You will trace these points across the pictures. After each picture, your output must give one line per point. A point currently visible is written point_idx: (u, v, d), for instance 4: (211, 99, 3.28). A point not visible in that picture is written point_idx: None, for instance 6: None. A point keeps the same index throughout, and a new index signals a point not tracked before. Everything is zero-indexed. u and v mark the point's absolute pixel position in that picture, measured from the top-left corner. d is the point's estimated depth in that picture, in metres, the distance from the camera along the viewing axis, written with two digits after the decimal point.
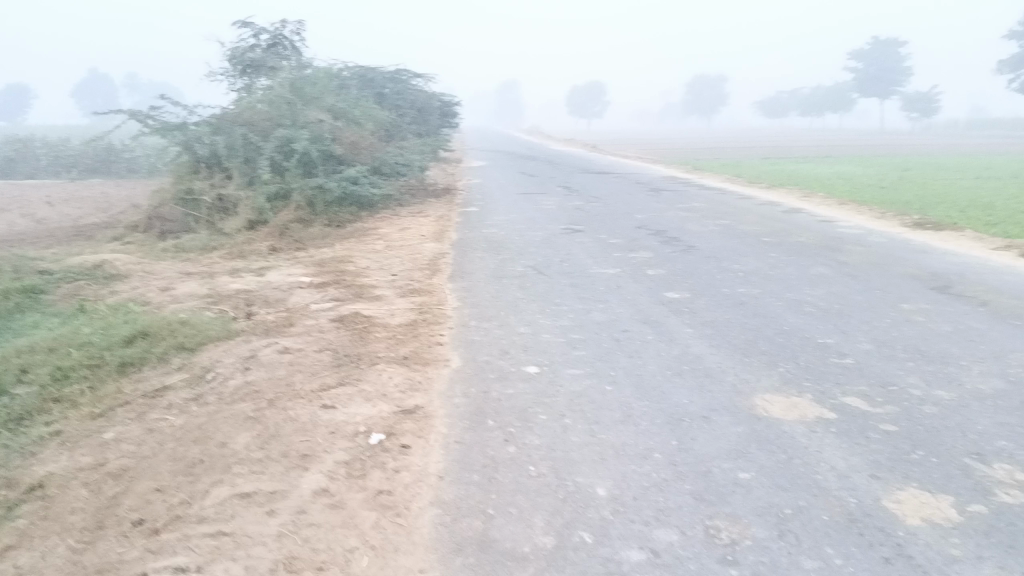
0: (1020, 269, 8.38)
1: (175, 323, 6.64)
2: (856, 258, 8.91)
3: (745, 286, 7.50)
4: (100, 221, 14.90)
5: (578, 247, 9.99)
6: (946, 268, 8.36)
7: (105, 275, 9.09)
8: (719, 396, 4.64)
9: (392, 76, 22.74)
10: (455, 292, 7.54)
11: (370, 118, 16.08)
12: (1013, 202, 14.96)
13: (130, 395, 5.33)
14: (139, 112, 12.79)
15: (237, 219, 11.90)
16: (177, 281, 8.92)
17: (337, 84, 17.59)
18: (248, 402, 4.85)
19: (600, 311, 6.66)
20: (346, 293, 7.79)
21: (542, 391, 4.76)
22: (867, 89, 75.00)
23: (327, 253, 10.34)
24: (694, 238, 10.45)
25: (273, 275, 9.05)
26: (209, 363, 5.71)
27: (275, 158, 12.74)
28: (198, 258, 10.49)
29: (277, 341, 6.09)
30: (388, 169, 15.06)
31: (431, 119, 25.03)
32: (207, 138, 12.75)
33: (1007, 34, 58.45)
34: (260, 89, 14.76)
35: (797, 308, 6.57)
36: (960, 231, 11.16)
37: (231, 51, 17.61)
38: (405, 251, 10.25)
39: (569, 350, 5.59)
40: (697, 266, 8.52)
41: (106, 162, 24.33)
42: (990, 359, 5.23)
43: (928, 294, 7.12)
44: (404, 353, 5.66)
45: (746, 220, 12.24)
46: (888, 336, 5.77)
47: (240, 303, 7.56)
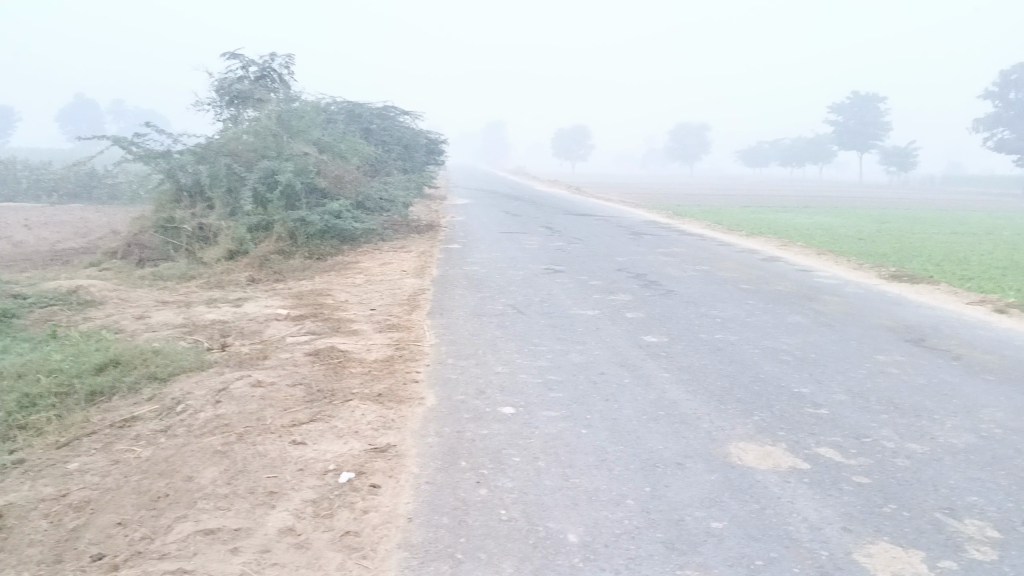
0: (993, 324, 8.49)
1: (147, 352, 6.56)
2: (832, 308, 9.00)
3: (723, 332, 7.53)
4: (78, 246, 14.76)
5: (558, 288, 10.01)
6: (920, 321, 8.44)
7: (80, 301, 8.99)
8: (694, 442, 4.63)
9: (379, 113, 22.93)
10: (433, 329, 7.51)
11: (355, 152, 16.15)
12: (988, 257, 15.20)
13: (97, 425, 5.24)
14: (122, 138, 12.76)
15: (217, 248, 11.85)
16: (152, 309, 8.83)
17: (324, 118, 17.68)
18: (217, 435, 4.77)
19: (578, 353, 6.65)
20: (323, 327, 7.74)
21: (517, 433, 4.72)
22: (846, 142, 76.36)
23: (306, 286, 10.28)
24: (673, 282, 10.51)
25: (249, 306, 8.98)
26: (180, 394, 5.63)
27: (258, 189, 12.72)
28: (176, 287, 10.40)
29: (251, 373, 6.02)
30: (371, 204, 15.10)
31: (417, 155, 25.19)
32: (191, 167, 12.72)
33: (982, 94, 59.93)
34: (246, 120, 14.79)
35: (774, 357, 6.60)
36: (934, 284, 11.32)
37: (218, 82, 17.67)
38: (385, 285, 10.23)
39: (546, 391, 5.56)
40: (676, 311, 8.56)
41: (87, 188, 24.29)
42: (962, 413, 5.27)
43: (903, 346, 7.18)
44: (379, 389, 5.60)
45: (726, 266, 12.34)
46: (863, 387, 5.80)
47: (215, 334, 7.49)
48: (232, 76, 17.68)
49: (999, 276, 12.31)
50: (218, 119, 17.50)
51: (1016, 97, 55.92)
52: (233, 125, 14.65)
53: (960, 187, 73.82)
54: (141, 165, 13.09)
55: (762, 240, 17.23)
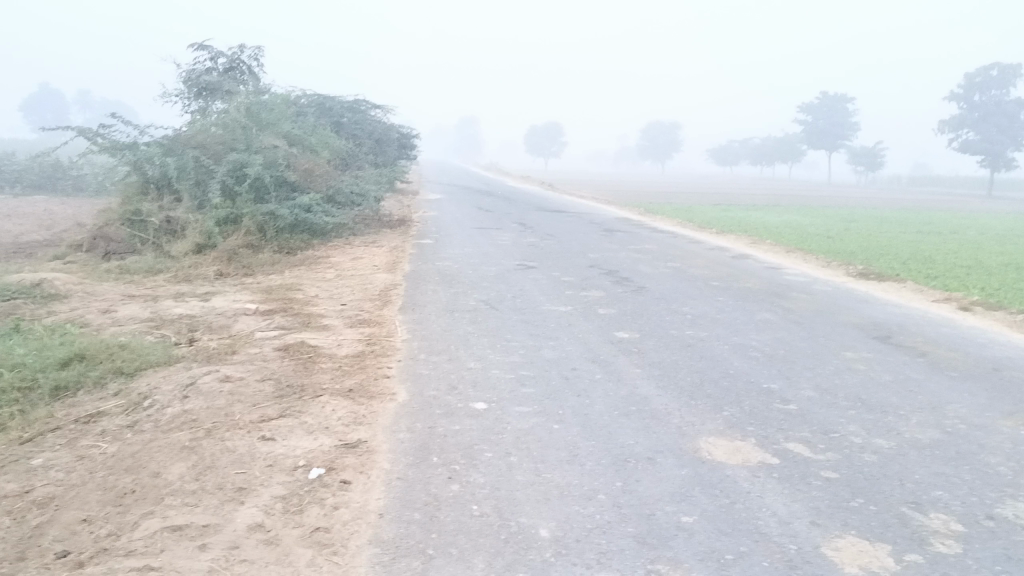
0: (956, 322, 8.65)
1: (113, 346, 6.45)
2: (801, 305, 9.11)
3: (693, 328, 7.59)
4: (42, 238, 14.49)
5: (530, 283, 10.03)
6: (886, 318, 8.58)
7: (44, 294, 8.83)
8: (664, 438, 4.65)
9: (351, 106, 22.77)
10: (404, 325, 7.48)
11: (326, 145, 16.02)
12: (952, 256, 15.49)
13: (61, 420, 5.15)
14: (88, 129, 12.53)
15: (185, 242, 11.71)
16: (119, 303, 8.69)
17: (295, 111, 17.50)
18: (184, 431, 4.71)
19: (550, 348, 6.65)
20: (293, 322, 7.66)
21: (489, 428, 4.71)
22: (814, 142, 77.29)
23: (276, 281, 10.18)
24: (645, 279, 10.57)
25: (218, 300, 8.87)
26: (146, 389, 5.54)
27: (227, 182, 12.57)
28: (143, 280, 10.25)
29: (220, 368, 5.96)
30: (342, 198, 15.00)
31: (389, 149, 25.05)
32: (158, 159, 12.53)
33: (948, 96, 60.96)
34: (215, 112, 14.59)
35: (744, 353, 6.66)
36: (900, 282, 11.52)
37: (187, 73, 17.42)
38: (356, 280, 10.16)
39: (518, 387, 5.56)
40: (646, 308, 8.60)
41: (50, 179, 23.84)
42: (927, 409, 5.35)
43: (869, 343, 7.28)
44: (349, 385, 5.56)
45: (696, 263, 12.45)
46: (830, 384, 5.87)
47: (182, 329, 7.38)
48: (200, 68, 17.43)
49: (963, 275, 12.56)
50: (186, 111, 17.26)
51: (980, 99, 56.98)
52: (202, 117, 14.44)
53: (925, 188, 75.08)
54: (108, 156, 12.87)
55: (733, 237, 17.40)
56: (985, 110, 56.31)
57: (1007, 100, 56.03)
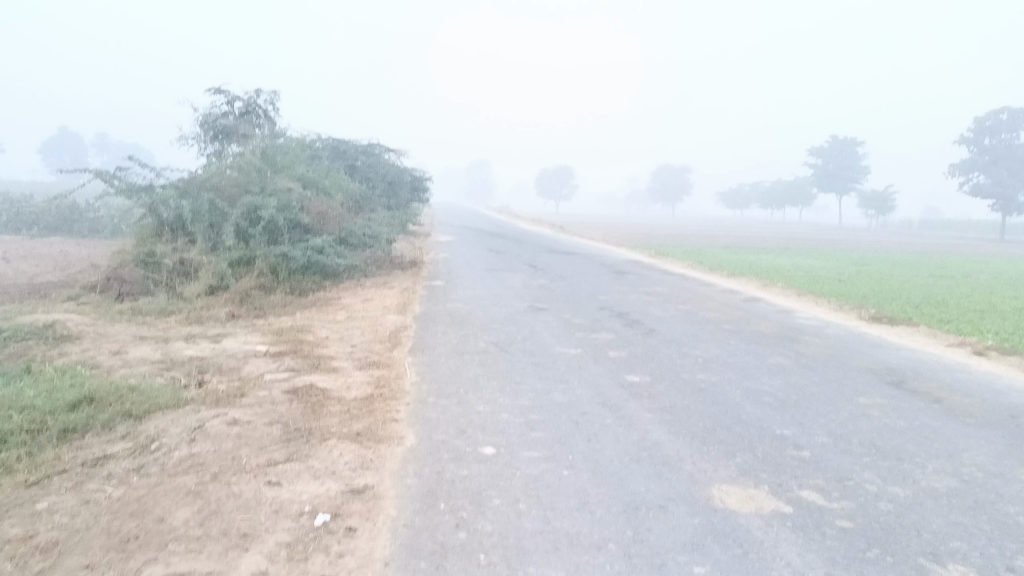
0: (971, 367, 8.55)
1: (123, 389, 6.45)
2: (814, 349, 9.04)
3: (705, 372, 7.52)
4: (56, 279, 14.59)
5: (541, 326, 10.00)
6: (900, 363, 8.49)
7: (56, 335, 8.86)
8: (676, 485, 4.58)
9: (364, 150, 23.03)
10: (414, 367, 7.45)
11: (339, 188, 16.16)
12: (966, 300, 15.39)
13: (68, 463, 5.12)
14: (104, 172, 12.69)
15: (198, 284, 11.77)
16: (130, 345, 8.71)
17: (309, 155, 17.70)
18: (191, 475, 4.68)
19: (560, 392, 6.60)
20: (302, 364, 7.64)
21: (497, 474, 4.66)
22: (825, 185, 77.48)
23: (287, 322, 10.18)
24: (656, 322, 10.53)
25: (229, 342, 8.88)
26: (154, 432, 5.52)
27: (240, 225, 12.67)
28: (155, 322, 10.29)
29: (228, 411, 5.93)
30: (354, 240, 15.09)
31: (401, 191, 25.26)
32: (173, 202, 12.66)
33: (958, 141, 61.14)
34: (230, 155, 14.76)
35: (756, 398, 6.59)
36: (914, 326, 11.42)
37: (203, 117, 17.68)
38: (366, 322, 10.16)
39: (528, 431, 5.50)
40: (658, 351, 8.55)
41: (67, 221, 24.10)
42: (944, 457, 5.26)
43: (884, 388, 7.19)
44: (357, 429, 5.52)
45: (707, 306, 12.40)
46: (844, 430, 5.78)
47: (192, 371, 7.37)
48: (216, 112, 17.69)
49: (977, 319, 12.46)
50: (201, 154, 17.48)
51: (991, 142, 57.12)
52: (217, 160, 14.61)
53: (937, 231, 74.95)
54: (123, 199, 13.01)
55: (744, 280, 17.37)
56: (996, 154, 56.39)
57: (1017, 144, 56.12)
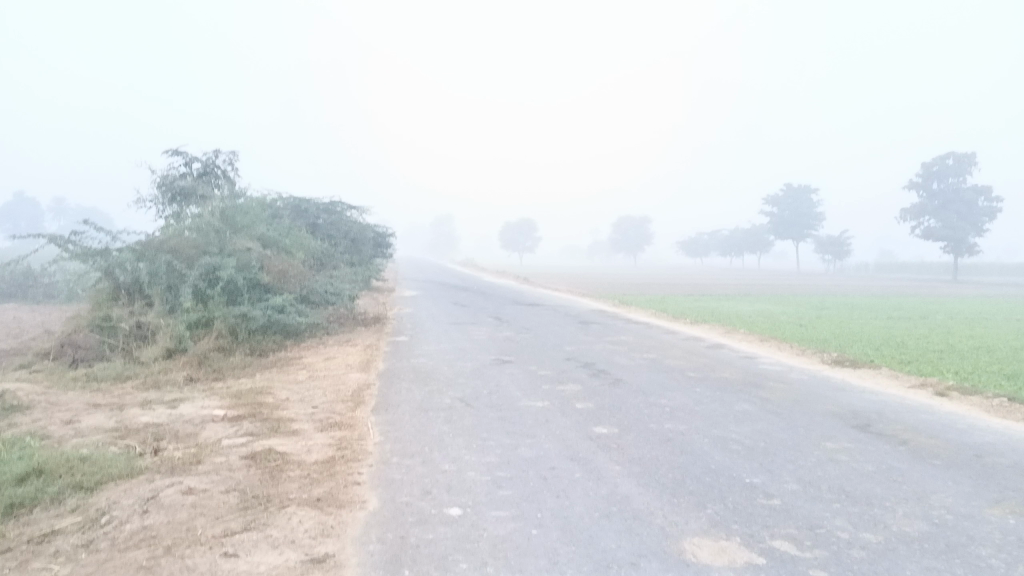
0: (934, 408, 8.61)
1: (74, 459, 6.20)
2: (779, 394, 9.05)
3: (673, 421, 7.46)
4: (8, 347, 14.18)
5: (507, 379, 9.89)
6: (865, 406, 8.52)
7: (4, 406, 8.53)
8: (648, 540, 4.48)
9: (326, 208, 22.99)
10: (377, 426, 7.29)
11: (301, 246, 16.05)
12: (924, 341, 15.64)
13: (12, 541, 4.87)
14: (58, 236, 12.44)
15: (155, 347, 11.50)
16: (83, 414, 8.41)
17: (270, 214, 17.60)
18: (143, 548, 4.47)
19: (527, 447, 6.48)
20: (262, 427, 7.45)
21: (464, 536, 4.52)
22: (781, 232, 78.98)
23: (246, 384, 9.95)
24: (622, 372, 10.48)
25: (186, 407, 8.63)
26: (106, 504, 5.29)
27: (199, 286, 12.46)
28: (110, 388, 9.99)
29: (183, 480, 5.72)
30: (316, 298, 14.94)
31: (364, 248, 25.18)
32: (130, 265, 12.44)
33: (907, 186, 62.92)
34: (189, 216, 14.60)
35: (724, 446, 6.53)
36: (876, 368, 11.53)
37: (161, 179, 17.51)
38: (328, 381, 9.97)
39: (495, 490, 5.37)
40: (625, 401, 8.49)
41: (21, 287, 23.63)
42: (913, 500, 5.23)
43: (850, 432, 7.20)
44: (318, 494, 5.34)
45: (672, 354, 12.41)
46: (814, 476, 5.74)
47: (148, 438, 7.13)
48: (174, 174, 17.55)
49: (936, 359, 12.63)
50: (159, 216, 17.27)
51: (939, 187, 58.87)
52: (175, 221, 14.43)
53: (893, 275, 76.53)
54: (78, 263, 12.75)
55: (708, 327, 17.47)
56: (944, 198, 58.15)
57: (964, 188, 57.92)
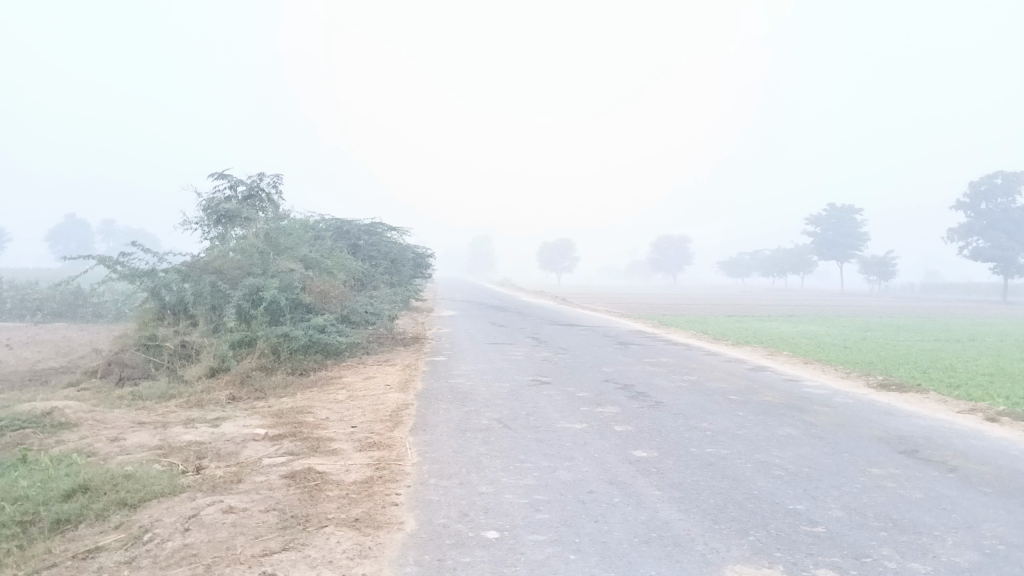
0: (985, 434, 8.36)
1: (119, 477, 6.30)
2: (823, 418, 8.87)
3: (714, 445, 7.36)
4: (58, 366, 14.49)
5: (545, 400, 9.85)
6: (913, 431, 8.31)
7: (53, 423, 8.72)
8: (688, 566, 4.41)
9: (367, 229, 23.24)
10: (415, 447, 7.30)
11: (342, 267, 16.22)
12: (974, 364, 15.22)
13: (58, 556, 4.95)
14: (107, 258, 12.72)
15: (199, 366, 11.68)
16: (128, 431, 8.56)
17: (312, 235, 17.83)
18: (183, 567, 4.52)
19: (565, 470, 6.43)
20: (301, 446, 7.51)
21: (501, 560, 4.49)
22: (823, 253, 77.80)
23: (286, 404, 10.04)
24: (662, 394, 10.36)
25: (227, 426, 8.74)
26: (148, 522, 5.36)
27: (242, 306, 12.64)
28: (154, 406, 10.15)
29: (224, 499, 5.77)
30: (357, 317, 15.07)
31: (404, 268, 25.38)
32: (175, 285, 12.68)
33: (954, 206, 61.65)
34: (233, 237, 14.84)
35: (767, 472, 6.41)
36: (923, 392, 11.25)
37: (207, 202, 17.83)
38: (367, 401, 10.02)
39: (533, 513, 5.34)
40: (665, 424, 8.39)
41: (71, 306, 24.20)
42: (963, 529, 5.08)
43: (897, 458, 7.01)
44: (356, 515, 5.35)
45: (713, 376, 12.25)
46: (859, 503, 5.60)
47: (190, 457, 7.23)
48: (219, 196, 17.89)
49: (987, 383, 12.29)
50: (204, 238, 17.59)
51: (986, 207, 57.59)
52: (220, 243, 14.68)
53: (941, 295, 74.85)
54: (125, 283, 13.00)
55: (749, 349, 17.24)
56: (993, 218, 56.81)
57: (1013, 208, 56.58)
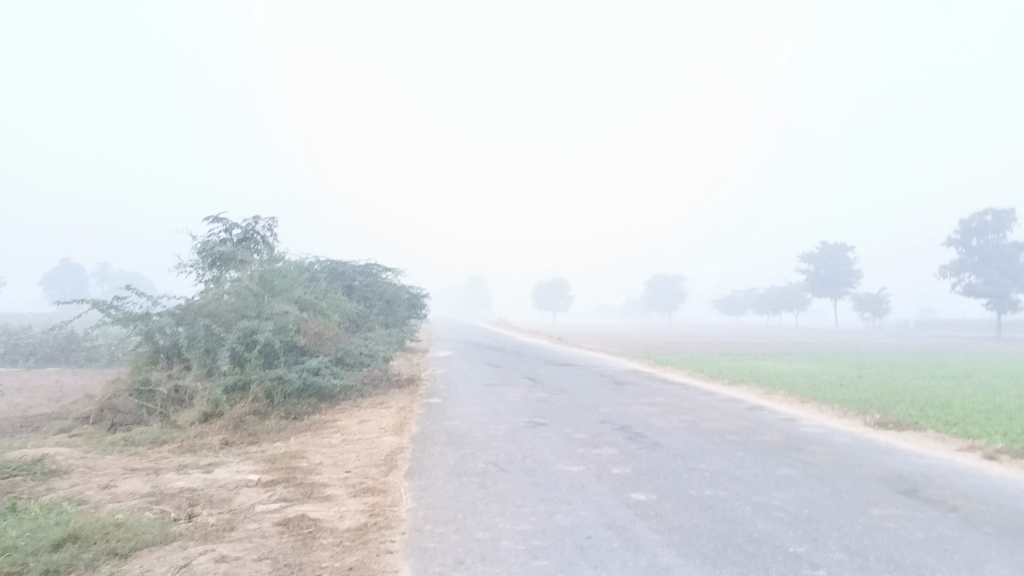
0: (985, 472, 8.30)
1: (109, 526, 6.21)
2: (822, 458, 8.81)
3: (713, 487, 7.29)
4: (49, 412, 14.36)
5: (541, 442, 9.77)
6: (912, 470, 8.25)
7: (44, 470, 8.60)
8: None
9: (362, 270, 23.25)
10: (410, 492, 7.22)
11: (337, 308, 16.19)
12: (972, 401, 15.18)
13: None
14: (101, 302, 12.68)
15: (192, 411, 11.59)
16: (119, 478, 8.45)
17: (307, 277, 17.82)
18: None
19: (563, 514, 6.37)
20: (295, 492, 7.42)
21: None
22: (817, 291, 78.04)
23: (280, 449, 9.94)
24: (659, 435, 10.30)
25: (220, 472, 8.64)
26: (139, 572, 5.27)
27: (236, 349, 12.58)
28: (147, 452, 10.05)
29: (216, 548, 5.69)
30: (351, 359, 15.02)
31: (399, 309, 25.36)
32: (169, 329, 12.63)
33: (946, 242, 62.08)
34: (228, 280, 14.83)
35: (766, 514, 6.35)
36: (921, 430, 11.20)
37: (202, 245, 17.83)
38: (362, 445, 9.93)
39: (530, 560, 5.26)
40: (663, 465, 8.33)
41: (65, 350, 24.09)
42: (965, 570, 5.02)
43: (897, 498, 6.96)
44: (350, 563, 5.28)
45: (710, 416, 12.19)
46: (860, 545, 5.54)
47: (182, 504, 7.13)
48: (214, 239, 17.90)
49: (984, 420, 12.24)
50: (199, 281, 17.57)
51: (978, 243, 58.00)
52: (215, 286, 14.66)
53: (936, 331, 74.94)
54: (119, 327, 12.95)
55: (746, 387, 17.19)
56: (984, 254, 57.22)
57: (1005, 244, 56.97)
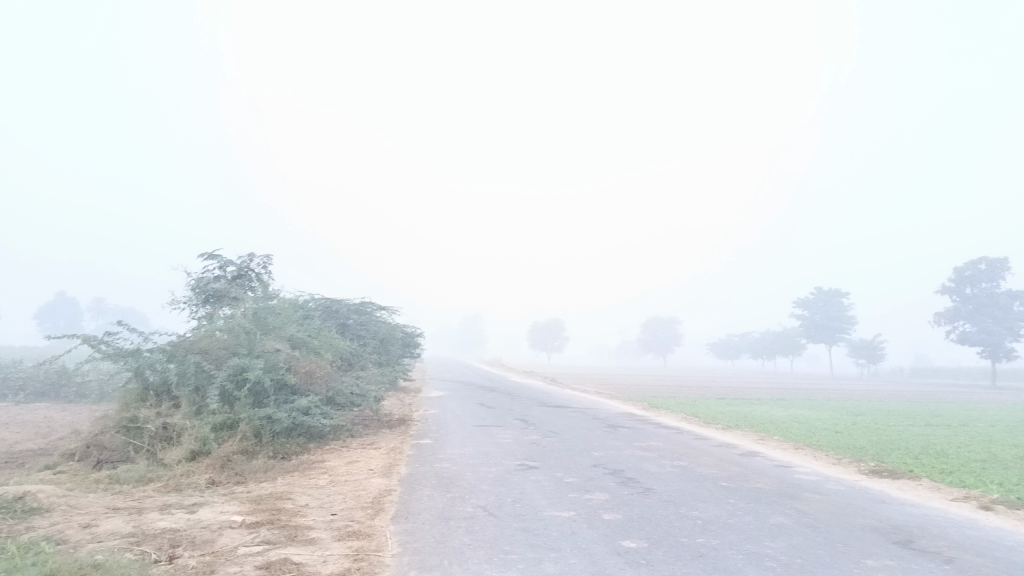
0: (979, 523, 8.20)
1: (87, 567, 6.04)
2: (817, 507, 8.68)
3: (705, 535, 7.16)
4: (34, 448, 14.14)
5: (532, 486, 9.63)
6: (908, 521, 8.11)
7: (24, 508, 8.41)
8: None
9: (357, 308, 23.18)
10: (396, 537, 7.07)
11: (330, 347, 16.07)
12: (966, 450, 15.06)
13: None
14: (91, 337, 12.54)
15: (179, 449, 11.44)
16: (101, 518, 8.27)
17: (301, 314, 17.75)
18: None
19: (552, 562, 6.23)
20: (279, 535, 7.27)
21: None
22: (812, 336, 78.02)
23: (267, 490, 9.78)
24: (651, 480, 10.17)
25: (204, 512, 8.47)
26: None
27: (226, 387, 12.45)
28: (131, 491, 9.88)
29: None
30: (342, 399, 14.87)
31: (394, 348, 25.25)
32: (160, 365, 12.48)
33: (940, 290, 62.29)
34: (221, 317, 14.73)
35: (758, 563, 6.23)
36: (916, 479, 11.11)
37: (196, 281, 17.76)
38: (349, 487, 9.76)
39: None
40: (655, 512, 8.20)
41: (55, 386, 23.87)
42: None
43: (892, 548, 6.84)
44: None
45: (704, 462, 12.07)
46: None
47: (163, 545, 6.98)
48: (208, 276, 17.85)
49: (981, 470, 12.13)
50: (191, 318, 17.47)
51: (972, 292, 58.31)
52: (207, 322, 14.55)
53: (931, 379, 74.77)
54: (108, 362, 12.78)
55: (741, 433, 17.05)
56: (978, 303, 57.49)
57: (999, 292, 57.23)
